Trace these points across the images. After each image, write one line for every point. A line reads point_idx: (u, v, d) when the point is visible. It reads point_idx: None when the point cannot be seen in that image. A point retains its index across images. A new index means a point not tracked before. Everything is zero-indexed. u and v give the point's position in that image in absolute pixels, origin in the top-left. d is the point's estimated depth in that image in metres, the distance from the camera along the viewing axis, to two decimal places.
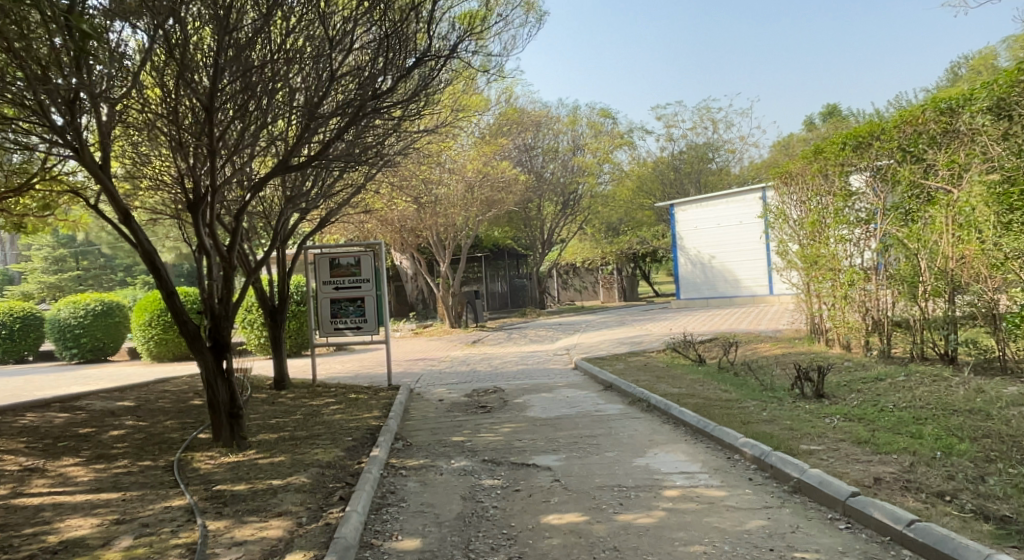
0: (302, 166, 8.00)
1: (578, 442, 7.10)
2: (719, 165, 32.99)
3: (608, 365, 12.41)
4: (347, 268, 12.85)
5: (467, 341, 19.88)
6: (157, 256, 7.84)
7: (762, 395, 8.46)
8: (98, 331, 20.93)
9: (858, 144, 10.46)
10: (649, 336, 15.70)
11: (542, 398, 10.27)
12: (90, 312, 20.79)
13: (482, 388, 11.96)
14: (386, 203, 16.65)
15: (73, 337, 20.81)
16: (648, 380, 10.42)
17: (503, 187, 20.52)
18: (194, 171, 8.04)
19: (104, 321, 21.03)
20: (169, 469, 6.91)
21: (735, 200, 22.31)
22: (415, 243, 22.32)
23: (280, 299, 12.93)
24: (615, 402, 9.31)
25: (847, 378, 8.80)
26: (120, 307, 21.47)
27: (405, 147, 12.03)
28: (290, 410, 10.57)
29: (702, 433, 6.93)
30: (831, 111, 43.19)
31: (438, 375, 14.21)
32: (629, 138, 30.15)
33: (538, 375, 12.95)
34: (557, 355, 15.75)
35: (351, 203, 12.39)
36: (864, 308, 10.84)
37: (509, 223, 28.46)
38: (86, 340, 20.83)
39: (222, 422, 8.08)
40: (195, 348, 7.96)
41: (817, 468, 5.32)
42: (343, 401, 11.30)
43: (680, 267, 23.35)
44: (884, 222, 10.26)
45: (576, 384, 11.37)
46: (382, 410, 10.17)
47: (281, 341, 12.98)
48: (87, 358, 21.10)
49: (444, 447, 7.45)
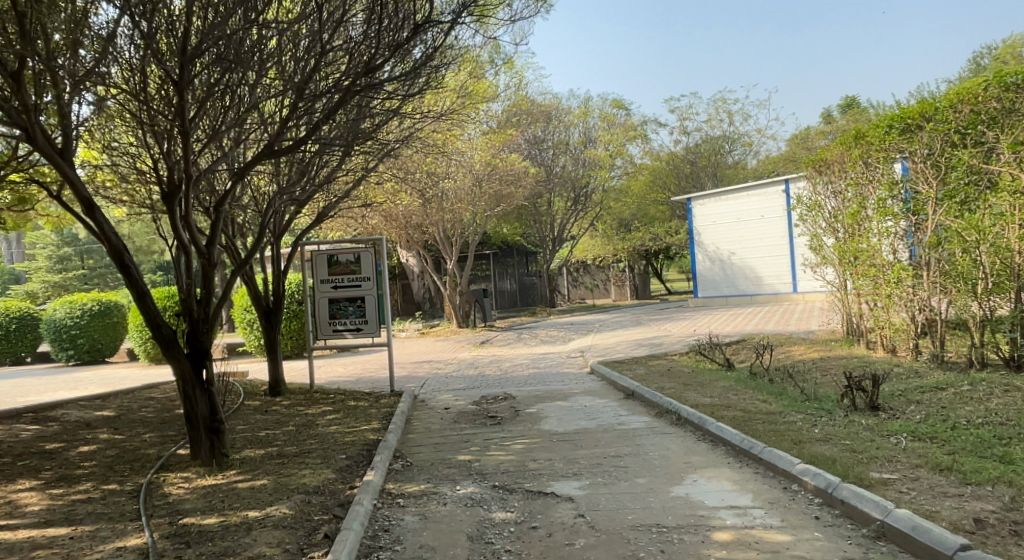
0: (286, 152, 7.09)
1: (604, 465, 6.16)
2: (735, 159, 31.93)
3: (628, 370, 11.48)
4: (346, 266, 11.94)
5: (476, 342, 18.99)
6: (126, 252, 6.90)
7: (807, 408, 7.53)
8: (95, 331, 20.07)
9: (907, 127, 9.67)
10: (669, 338, 14.78)
11: (558, 407, 9.37)
12: (86, 312, 19.97)
13: (492, 395, 11.06)
14: (389, 197, 15.78)
15: (69, 338, 19.98)
16: (675, 387, 9.49)
17: (513, 180, 19.61)
18: (168, 157, 7.16)
19: (102, 321, 20.22)
20: (134, 495, 5.99)
21: (757, 194, 21.32)
22: (422, 240, 21.44)
23: (275, 298, 12.03)
24: (640, 413, 8.38)
25: (902, 387, 7.90)
26: (118, 307, 20.66)
27: (408, 132, 11.13)
28: (283, 420, 9.65)
29: (749, 454, 5.99)
30: (850, 102, 42.09)
31: (445, 379, 13.33)
32: (643, 130, 29.21)
33: (552, 380, 12.06)
34: (571, 357, 14.85)
35: (350, 194, 11.50)
36: (913, 307, 9.87)
37: (519, 218, 27.58)
38: (82, 340, 19.96)
39: (202, 439, 7.13)
40: (172, 355, 7.02)
41: (904, 508, 4.41)
42: (342, 410, 10.41)
43: (698, 264, 22.42)
44: (936, 212, 9.40)
45: (593, 392, 10.44)
46: (382, 422, 9.27)
47: (276, 343, 12.07)
48: (84, 360, 20.27)
49: (449, 468, 6.55)
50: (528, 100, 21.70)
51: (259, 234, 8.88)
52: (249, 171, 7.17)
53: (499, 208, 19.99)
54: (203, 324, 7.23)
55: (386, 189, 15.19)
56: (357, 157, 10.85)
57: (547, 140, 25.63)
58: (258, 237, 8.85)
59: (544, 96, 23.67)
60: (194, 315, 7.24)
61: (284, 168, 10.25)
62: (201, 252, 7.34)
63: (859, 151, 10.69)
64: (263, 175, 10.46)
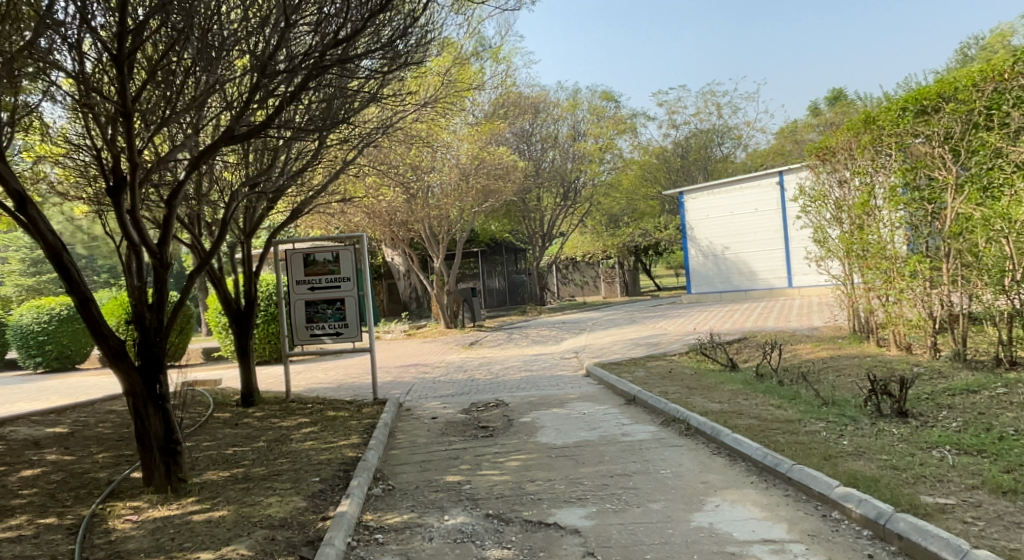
0: (249, 137, 6.48)
1: (610, 486, 5.46)
2: (725, 152, 31.39)
3: (627, 373, 10.79)
4: (323, 265, 11.17)
5: (464, 343, 18.25)
6: (65, 253, 6.25)
7: (828, 414, 6.85)
8: (64, 337, 19.18)
9: (922, 109, 9.07)
10: (666, 336, 14.09)
11: (554, 416, 8.66)
12: (55, 317, 18.95)
13: (482, 403, 10.34)
14: (371, 192, 15.02)
15: (37, 344, 19.08)
16: (680, 391, 8.79)
17: (501, 174, 18.89)
18: (113, 145, 6.48)
19: (71, 326, 19.27)
20: (72, 532, 5.28)
21: (750, 186, 20.66)
22: (406, 238, 20.67)
23: (247, 301, 11.27)
24: (645, 422, 7.67)
25: (929, 389, 7.26)
26: None
27: (387, 122, 10.48)
28: (254, 435, 8.94)
29: (774, 472, 5.28)
30: (837, 94, 41.76)
31: (431, 384, 12.59)
32: (633, 123, 28.56)
33: (545, 385, 11.35)
34: (565, 359, 14.14)
35: (325, 190, 10.85)
36: (931, 302, 9.20)
37: (507, 215, 26.88)
38: (51, 346, 19.08)
39: (156, 463, 6.50)
40: (121, 369, 6.41)
41: (981, 548, 3.86)
42: (320, 421, 9.67)
43: (690, 259, 21.69)
44: (956, 200, 8.79)
45: (591, 397, 9.74)
46: (363, 435, 8.53)
47: (249, 350, 11.29)
48: (53, 367, 19.36)
49: (435, 492, 5.83)
50: (515, 93, 21.03)
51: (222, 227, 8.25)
52: (205, 159, 6.55)
53: (486, 205, 19.26)
54: (156, 335, 6.63)
55: (366, 182, 14.43)
56: (328, 146, 10.22)
57: (534, 133, 24.94)
58: (220, 230, 8.21)
59: (531, 88, 22.96)
60: (145, 323, 6.65)
61: (252, 156, 9.63)
62: (156, 252, 6.73)
63: (869, 137, 10.03)
64: (227, 162, 9.81)
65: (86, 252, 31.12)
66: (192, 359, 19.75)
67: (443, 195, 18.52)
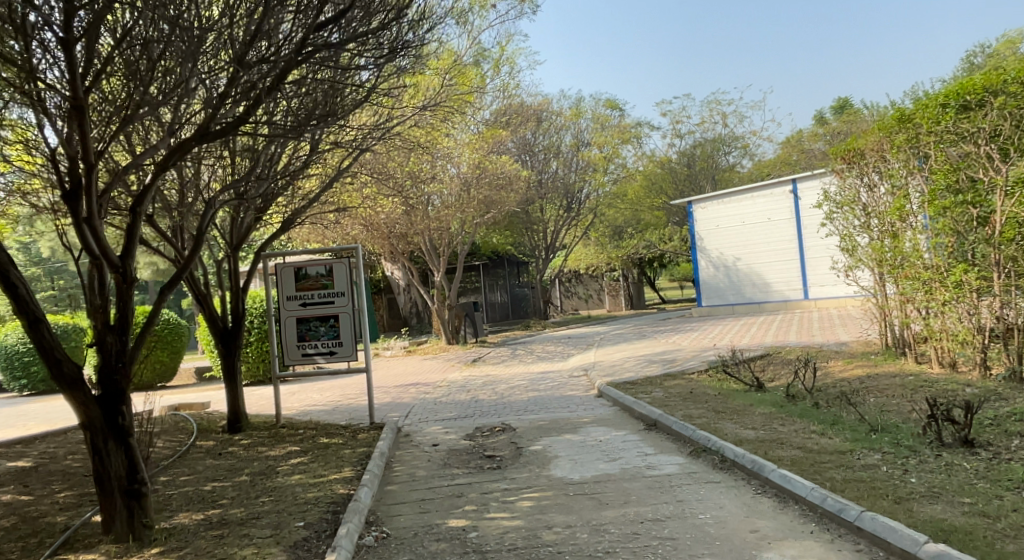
0: (222, 135, 5.84)
1: (641, 536, 4.71)
2: (731, 161, 30.70)
3: (643, 394, 9.97)
4: (315, 280, 10.37)
5: (467, 360, 17.45)
6: (11, 271, 5.63)
7: (882, 442, 6.05)
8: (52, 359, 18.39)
9: (965, 104, 8.32)
10: (681, 353, 13.26)
11: (568, 444, 7.89)
12: None
13: (487, 427, 9.54)
14: (366, 201, 14.23)
15: (22, 366, 18.25)
16: (707, 416, 7.97)
17: (503, 184, 18.15)
18: (68, 143, 5.83)
19: None
20: None
21: (762, 195, 19.89)
22: (406, 251, 19.86)
23: (233, 318, 10.50)
24: (671, 452, 6.84)
25: (990, 413, 6.47)
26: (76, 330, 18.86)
27: (381, 125, 9.82)
28: (237, 468, 8.29)
29: (838, 519, 4.52)
30: (842, 102, 41.00)
31: (432, 406, 11.79)
32: (638, 131, 27.81)
33: (555, 406, 10.56)
34: (574, 376, 13.35)
35: (316, 199, 10.12)
36: (978, 315, 8.42)
37: (509, 227, 26.15)
38: (36, 368, 18.26)
39: (117, 506, 5.88)
40: (77, 399, 5.78)
41: None
42: (311, 451, 8.90)
43: (700, 271, 20.94)
44: (1005, 203, 8.03)
45: (607, 421, 8.91)
46: (357, 467, 7.75)
47: (236, 371, 10.50)
48: (38, 390, 18.54)
49: (437, 541, 5.09)
50: (517, 101, 20.30)
51: (198, 228, 7.62)
52: (174, 159, 5.92)
53: (488, 216, 18.49)
54: (118, 360, 5.98)
55: (361, 191, 13.64)
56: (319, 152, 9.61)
57: (536, 142, 24.23)
58: (196, 236, 7.57)
59: (533, 97, 22.27)
60: (105, 347, 6.00)
61: (233, 159, 9.04)
62: (119, 268, 6.07)
63: (903, 136, 9.15)
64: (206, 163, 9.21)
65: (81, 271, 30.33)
66: (184, 379, 18.95)
67: (444, 206, 17.75)
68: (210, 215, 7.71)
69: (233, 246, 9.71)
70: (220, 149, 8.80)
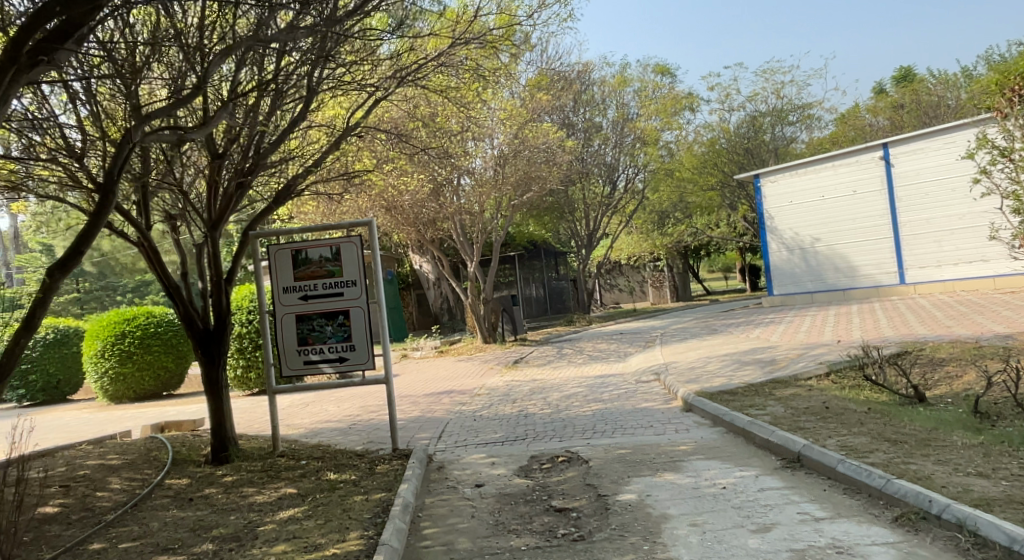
0: None
1: None
2: (789, 135, 26.75)
3: (756, 410, 7.38)
4: (318, 265, 7.91)
5: (507, 361, 14.97)
6: None
7: None
8: (51, 366, 15.73)
9: None
10: (778, 351, 10.62)
11: (679, 495, 5.36)
12: (40, 342, 15.59)
13: (548, 458, 7.06)
14: (383, 170, 11.74)
15: (19, 374, 15.64)
16: (885, 449, 5.37)
17: (545, 157, 15.66)
18: None
19: (61, 353, 15.88)
20: None
21: (847, 164, 17.14)
22: (436, 239, 17.25)
23: (215, 316, 8.08)
24: (863, 522, 4.30)
25: None
26: (82, 333, 16.35)
27: (385, 36, 7.86)
28: (205, 527, 5.90)
29: None
30: (904, 73, 37.95)
31: (470, 423, 9.34)
32: (692, 102, 24.89)
33: (635, 424, 8.05)
34: (644, 381, 10.80)
35: (323, 160, 8.02)
36: None
37: (548, 212, 23.67)
38: (35, 377, 15.64)
39: None
40: None
41: None
42: (312, 497, 6.50)
43: (771, 255, 18.31)
44: None
45: (718, 451, 6.38)
46: (369, 533, 5.30)
47: (223, 384, 8.07)
48: (40, 402, 15.95)
49: None
50: (556, 64, 17.88)
51: (109, 170, 5.62)
52: None
53: (528, 195, 16.00)
54: None
55: (378, 158, 11.21)
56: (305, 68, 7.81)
57: (575, 118, 21.76)
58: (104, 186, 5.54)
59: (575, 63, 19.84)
60: None
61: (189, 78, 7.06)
62: None
63: None
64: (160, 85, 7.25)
65: (100, 272, 28.02)
66: (192, 387, 16.60)
67: (477, 186, 15.33)
68: (126, 156, 5.60)
69: (218, 212, 7.48)
70: (170, 67, 6.89)
